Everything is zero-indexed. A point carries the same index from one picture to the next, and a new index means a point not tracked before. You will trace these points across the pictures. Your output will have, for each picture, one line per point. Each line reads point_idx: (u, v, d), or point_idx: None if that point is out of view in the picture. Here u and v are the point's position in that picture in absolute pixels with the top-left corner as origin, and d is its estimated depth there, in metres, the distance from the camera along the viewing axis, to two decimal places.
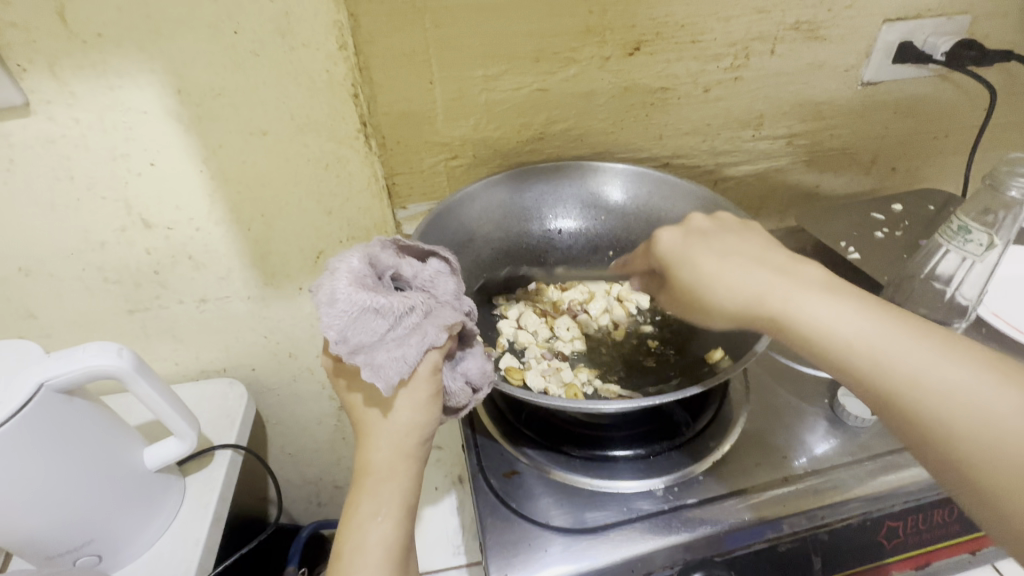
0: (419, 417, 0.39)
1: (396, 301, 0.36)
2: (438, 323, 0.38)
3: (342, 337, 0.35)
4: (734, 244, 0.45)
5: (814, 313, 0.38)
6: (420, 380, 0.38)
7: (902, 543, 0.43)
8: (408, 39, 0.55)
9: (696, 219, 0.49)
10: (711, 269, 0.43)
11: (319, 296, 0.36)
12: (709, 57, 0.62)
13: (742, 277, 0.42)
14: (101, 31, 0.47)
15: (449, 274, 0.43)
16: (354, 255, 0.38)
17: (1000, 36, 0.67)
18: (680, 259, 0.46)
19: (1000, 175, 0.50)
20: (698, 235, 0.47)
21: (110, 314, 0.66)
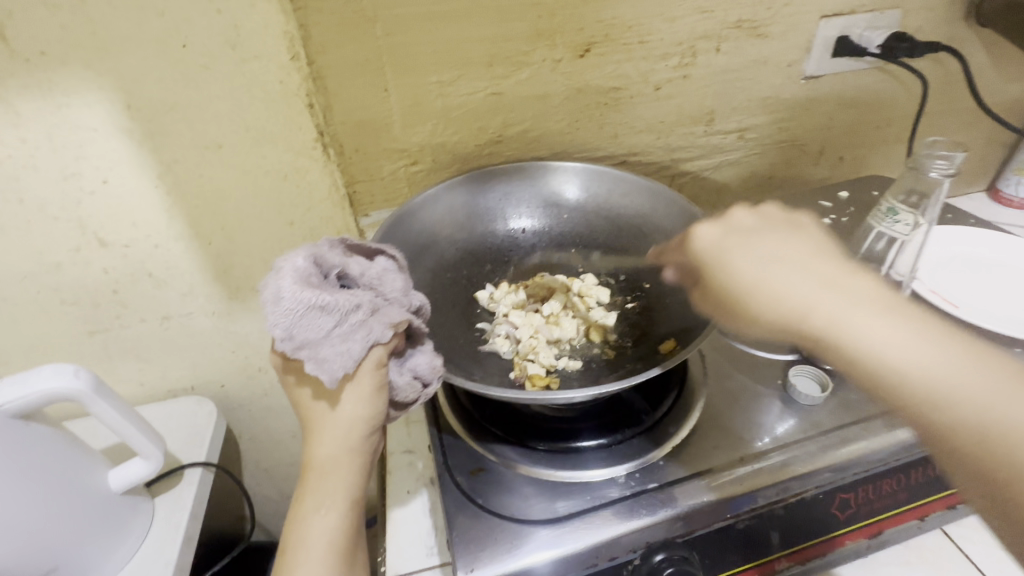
0: (364, 411, 0.39)
1: (341, 299, 0.37)
2: (383, 320, 0.39)
3: (288, 334, 0.36)
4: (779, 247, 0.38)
5: (781, 283, 0.36)
6: (365, 375, 0.39)
7: (853, 514, 0.45)
8: (360, 48, 0.55)
9: (739, 215, 0.42)
10: (749, 269, 0.38)
11: (266, 295, 0.37)
12: (657, 57, 0.64)
13: (785, 282, 0.36)
14: (44, 49, 0.46)
15: (397, 272, 0.44)
16: (299, 254, 0.39)
17: (931, 29, 0.71)
18: (716, 258, 0.40)
19: (921, 160, 0.52)
20: (739, 233, 0.41)
21: (69, 337, 0.64)
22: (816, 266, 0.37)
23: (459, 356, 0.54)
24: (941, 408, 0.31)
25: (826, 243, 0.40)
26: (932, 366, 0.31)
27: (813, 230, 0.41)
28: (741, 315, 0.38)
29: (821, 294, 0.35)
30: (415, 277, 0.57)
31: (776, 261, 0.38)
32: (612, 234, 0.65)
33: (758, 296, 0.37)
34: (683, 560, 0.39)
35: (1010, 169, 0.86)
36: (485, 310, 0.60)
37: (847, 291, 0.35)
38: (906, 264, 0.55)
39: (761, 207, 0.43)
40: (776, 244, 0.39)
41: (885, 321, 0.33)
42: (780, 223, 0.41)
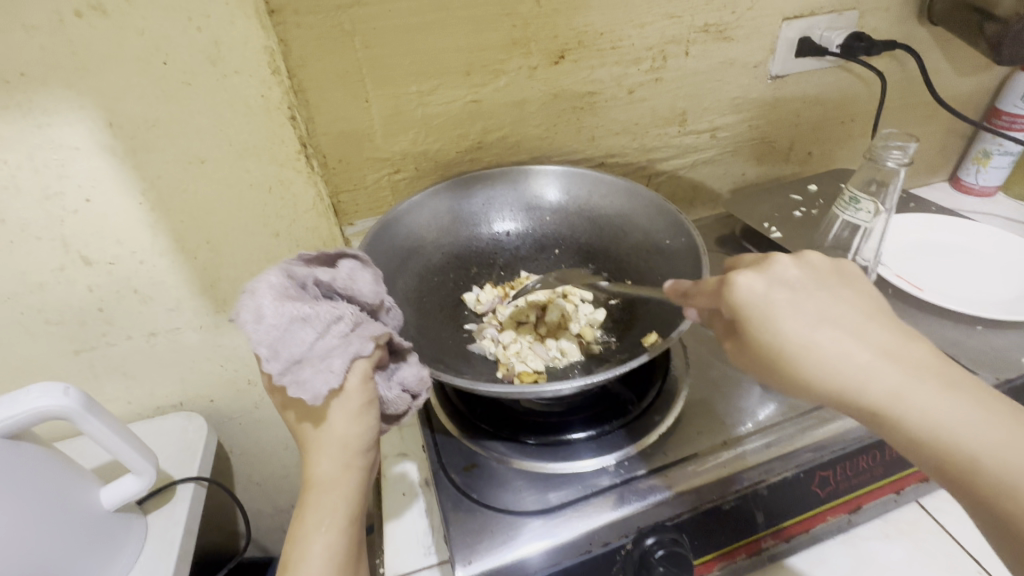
0: (356, 429, 0.40)
1: (323, 311, 0.39)
2: (364, 335, 0.41)
3: (273, 354, 0.37)
4: (830, 307, 0.36)
5: (835, 351, 0.34)
6: (353, 392, 0.40)
7: (833, 491, 0.47)
8: (340, 61, 0.56)
9: (781, 263, 0.38)
10: (798, 332, 0.35)
11: (244, 315, 0.38)
12: (629, 61, 0.66)
13: (839, 352, 0.34)
14: (23, 70, 0.46)
15: (362, 270, 0.46)
16: (273, 274, 0.40)
17: (886, 29, 0.74)
18: (763, 313, 0.36)
19: (877, 149, 0.54)
20: (786, 284, 0.37)
21: (54, 357, 0.64)
22: (871, 331, 0.35)
23: (449, 356, 0.55)
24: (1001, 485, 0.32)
25: (873, 300, 0.38)
26: (995, 443, 0.32)
27: (860, 283, 0.38)
28: (790, 377, 0.35)
29: (883, 367, 0.34)
30: (402, 283, 0.58)
31: (827, 323, 0.35)
32: (594, 233, 0.67)
33: (811, 357, 0.35)
34: (673, 542, 0.41)
35: (969, 159, 0.90)
36: (472, 312, 0.62)
37: (907, 364, 0.34)
38: (871, 249, 0.58)
39: (806, 255, 0.39)
40: (824, 301, 0.36)
41: (948, 399, 0.33)
42: (826, 273, 0.38)
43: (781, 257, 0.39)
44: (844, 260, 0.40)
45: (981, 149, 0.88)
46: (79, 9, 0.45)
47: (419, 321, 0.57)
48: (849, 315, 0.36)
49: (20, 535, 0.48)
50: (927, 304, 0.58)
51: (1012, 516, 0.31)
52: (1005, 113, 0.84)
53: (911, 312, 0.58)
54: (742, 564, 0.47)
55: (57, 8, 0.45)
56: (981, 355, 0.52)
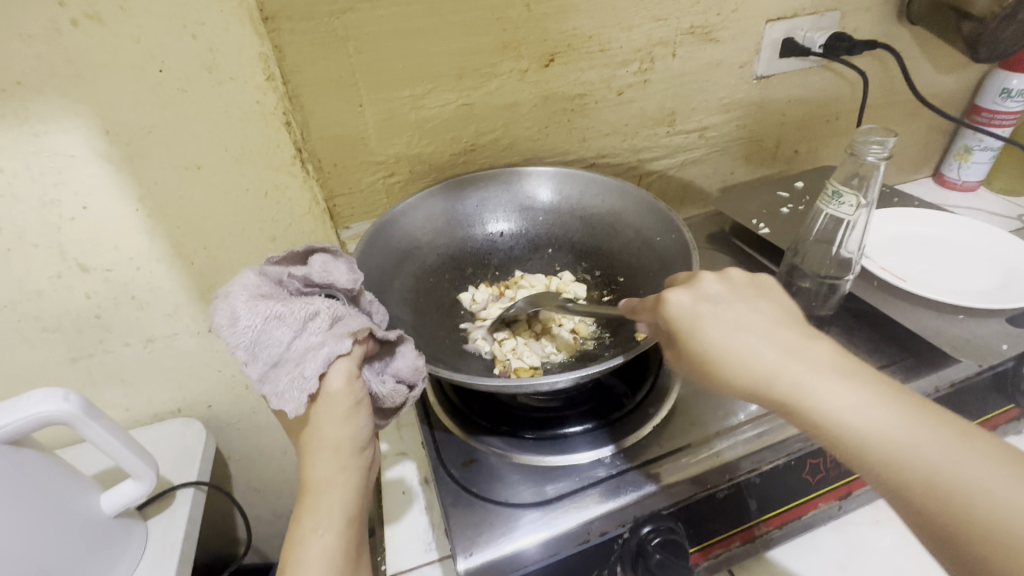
0: (345, 431, 0.42)
1: (297, 308, 0.41)
2: (340, 331, 0.41)
3: (252, 357, 0.39)
4: (746, 315, 0.39)
5: (748, 352, 0.37)
6: (337, 394, 0.41)
7: (823, 477, 0.48)
8: (334, 66, 0.57)
9: (707, 279, 0.42)
10: (719, 337, 0.38)
11: (220, 319, 0.40)
12: (618, 63, 0.68)
13: (754, 354, 0.37)
14: (20, 79, 0.47)
15: (334, 260, 0.48)
16: (246, 275, 0.43)
17: (867, 29, 0.76)
18: (691, 323, 0.39)
19: (858, 144, 0.55)
20: (708, 298, 0.40)
21: (50, 365, 0.64)
22: (782, 335, 0.38)
23: (446, 355, 0.56)
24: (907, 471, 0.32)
25: (788, 309, 0.41)
26: (895, 429, 0.33)
27: (776, 295, 0.42)
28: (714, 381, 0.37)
29: (791, 364, 0.36)
30: (398, 284, 0.59)
31: (743, 330, 0.38)
32: (587, 232, 0.68)
33: (730, 361, 0.37)
34: (669, 530, 0.42)
35: (951, 155, 0.92)
36: (467, 312, 0.63)
37: (814, 360, 0.36)
38: (854, 243, 0.60)
39: (728, 271, 0.43)
40: (741, 309, 0.39)
41: (852, 389, 0.34)
42: (744, 287, 0.41)
43: (707, 275, 0.43)
44: (764, 275, 0.43)
45: (963, 145, 0.90)
46: (75, 17, 0.46)
47: (416, 321, 0.57)
48: (763, 321, 0.38)
49: (27, 541, 0.48)
50: (912, 296, 0.60)
51: (921, 502, 0.32)
52: (984, 110, 0.86)
53: (896, 304, 0.59)
54: (736, 551, 0.47)
55: (53, 17, 0.45)
56: (963, 343, 0.53)
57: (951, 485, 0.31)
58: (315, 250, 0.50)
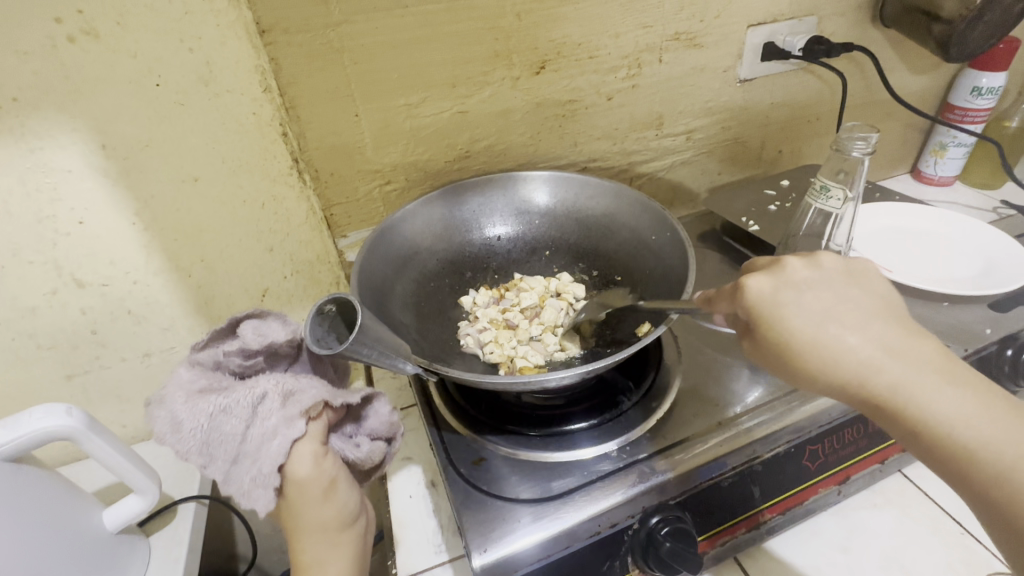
0: (330, 509, 0.42)
1: (240, 396, 0.40)
2: (292, 412, 0.40)
3: (209, 459, 0.40)
4: (838, 305, 0.36)
5: (840, 347, 0.35)
6: (308, 481, 0.40)
7: (822, 463, 0.50)
8: (330, 77, 0.58)
9: (793, 264, 0.38)
10: (806, 330, 0.36)
11: (163, 428, 0.40)
12: (606, 70, 0.70)
13: (845, 348, 0.35)
14: (16, 95, 0.47)
15: (264, 322, 0.46)
16: (180, 374, 0.42)
17: (843, 33, 0.79)
18: (773, 313, 0.37)
19: (842, 141, 0.57)
20: (795, 286, 0.37)
21: (45, 383, 0.64)
22: (875, 327, 0.36)
23: (449, 358, 0.57)
24: (1005, 488, 0.31)
25: (886, 298, 0.38)
26: (1000, 440, 0.32)
27: (873, 280, 0.38)
28: (800, 373, 0.36)
29: (884, 363, 0.35)
30: (400, 289, 0.60)
31: (833, 321, 0.36)
32: (583, 234, 0.69)
33: (817, 356, 0.35)
34: (677, 519, 0.43)
35: (927, 152, 0.96)
36: (468, 315, 0.64)
37: (913, 361, 0.35)
38: (842, 235, 0.63)
39: (818, 255, 0.39)
40: (832, 299, 0.37)
41: (949, 393, 0.34)
42: (838, 273, 0.38)
43: (792, 259, 0.39)
44: (856, 257, 0.40)
45: (938, 141, 0.94)
46: (72, 34, 0.46)
47: (419, 325, 0.59)
48: (850, 308, 0.36)
49: (31, 557, 0.48)
50: (898, 285, 0.62)
51: (1013, 518, 0.31)
52: (957, 107, 0.89)
53: None
54: (742, 538, 0.49)
55: (50, 34, 0.46)
56: (950, 330, 0.55)
57: None
58: (239, 318, 0.47)
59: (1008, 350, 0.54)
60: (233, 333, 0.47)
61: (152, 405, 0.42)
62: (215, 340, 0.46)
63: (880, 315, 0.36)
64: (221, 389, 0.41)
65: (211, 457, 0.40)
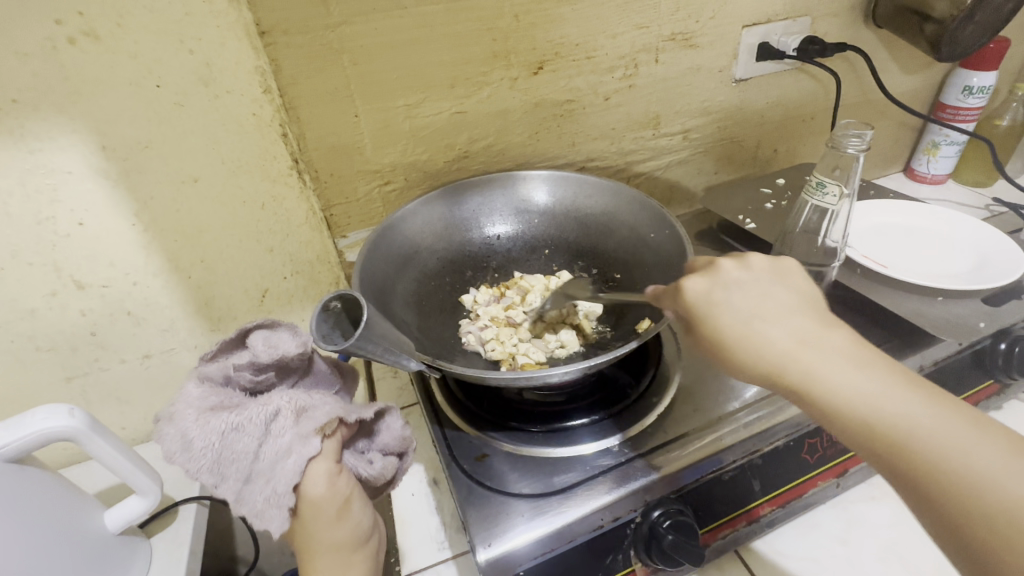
0: (344, 529, 0.43)
1: (253, 413, 0.41)
2: (307, 429, 0.41)
3: (221, 477, 0.41)
4: (765, 300, 0.38)
5: (763, 339, 0.37)
6: (322, 499, 0.41)
7: (821, 456, 0.50)
8: (329, 78, 0.58)
9: (726, 265, 0.40)
10: (735, 325, 0.38)
11: (174, 446, 0.41)
12: (604, 70, 0.70)
13: (769, 339, 0.37)
14: (16, 96, 0.47)
15: (273, 333, 0.47)
16: (189, 390, 0.43)
17: (836, 33, 0.80)
18: (706, 311, 0.39)
19: (838, 138, 0.58)
20: (726, 285, 0.39)
21: (44, 385, 0.63)
22: (797, 320, 0.37)
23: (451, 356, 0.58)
24: (913, 461, 0.31)
25: (809, 294, 0.39)
26: (916, 418, 0.32)
27: (799, 279, 0.40)
28: (728, 365, 0.38)
29: (801, 352, 0.36)
30: (401, 288, 0.61)
31: (759, 318, 0.37)
32: (582, 233, 0.70)
33: (745, 349, 0.37)
34: (678, 512, 0.44)
35: (920, 150, 0.97)
36: (468, 313, 0.64)
37: (827, 348, 0.35)
38: (839, 232, 0.64)
39: (748, 255, 0.41)
40: (758, 297, 0.38)
41: (862, 377, 0.34)
42: (766, 272, 0.40)
43: (727, 260, 0.41)
44: (783, 256, 0.41)
45: (931, 140, 0.95)
46: (72, 35, 0.46)
47: (421, 323, 0.59)
48: (776, 305, 0.38)
49: (33, 559, 0.48)
50: (893, 281, 0.63)
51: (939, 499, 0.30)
52: (949, 106, 0.91)
53: (880, 289, 0.62)
54: (742, 531, 0.50)
55: (50, 35, 0.46)
56: (946, 324, 0.56)
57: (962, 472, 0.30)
58: (248, 328, 0.48)
59: (1000, 343, 0.56)
60: (242, 343, 0.48)
61: (161, 422, 0.43)
62: (225, 351, 0.47)
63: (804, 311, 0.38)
64: (232, 407, 0.42)
65: (223, 476, 0.41)
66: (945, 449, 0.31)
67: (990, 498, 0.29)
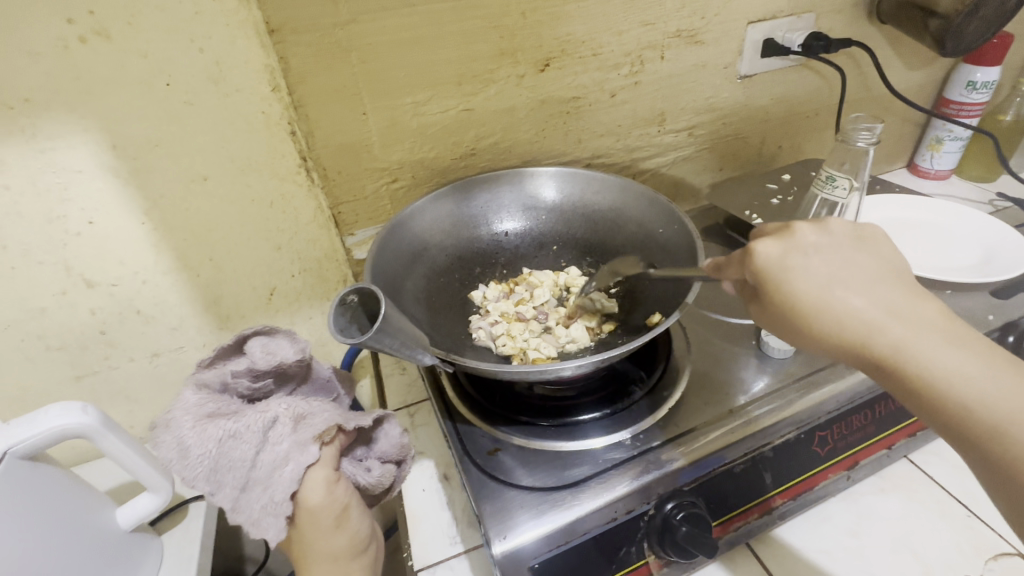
0: (340, 538, 0.43)
1: (250, 421, 0.42)
2: (305, 437, 0.42)
3: (216, 485, 0.41)
4: (845, 268, 0.38)
5: (844, 308, 0.37)
6: (319, 508, 0.42)
7: (832, 449, 0.50)
8: (337, 75, 0.58)
9: (803, 231, 0.40)
10: (814, 292, 0.38)
11: (171, 453, 0.42)
12: (610, 67, 0.70)
13: (849, 307, 0.37)
14: (27, 95, 0.47)
15: (271, 339, 0.50)
16: (185, 396, 0.45)
17: (840, 29, 0.80)
18: (780, 277, 0.39)
19: (847, 131, 0.59)
20: (802, 249, 0.39)
21: (54, 384, 0.64)
22: (878, 290, 0.37)
23: (461, 352, 0.58)
24: (997, 437, 0.33)
25: (892, 262, 0.39)
26: (997, 396, 0.33)
27: (877, 243, 0.40)
28: (805, 331, 0.38)
29: (887, 323, 0.36)
30: (411, 285, 0.61)
31: (838, 285, 0.38)
32: (589, 229, 0.70)
33: (825, 318, 0.37)
34: (691, 504, 0.44)
35: (924, 146, 0.97)
36: (478, 309, 0.64)
37: (917, 322, 0.36)
38: None
39: (826, 221, 0.40)
40: (838, 265, 0.38)
41: (948, 351, 0.35)
42: (844, 238, 0.40)
43: (801, 224, 0.40)
44: (863, 223, 0.41)
45: (934, 136, 0.95)
46: (83, 34, 0.47)
47: (430, 319, 0.60)
48: (854, 271, 0.38)
49: (46, 555, 0.48)
50: (901, 275, 0.63)
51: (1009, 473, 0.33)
52: (953, 102, 0.91)
53: None
54: (754, 524, 0.50)
55: (62, 34, 0.46)
56: None
57: None
58: (246, 335, 0.50)
59: (1009, 336, 0.55)
60: (238, 350, 0.50)
61: (157, 428, 0.44)
62: (221, 358, 0.49)
63: (883, 279, 0.38)
64: (229, 414, 0.44)
65: (220, 484, 0.42)
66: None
67: None
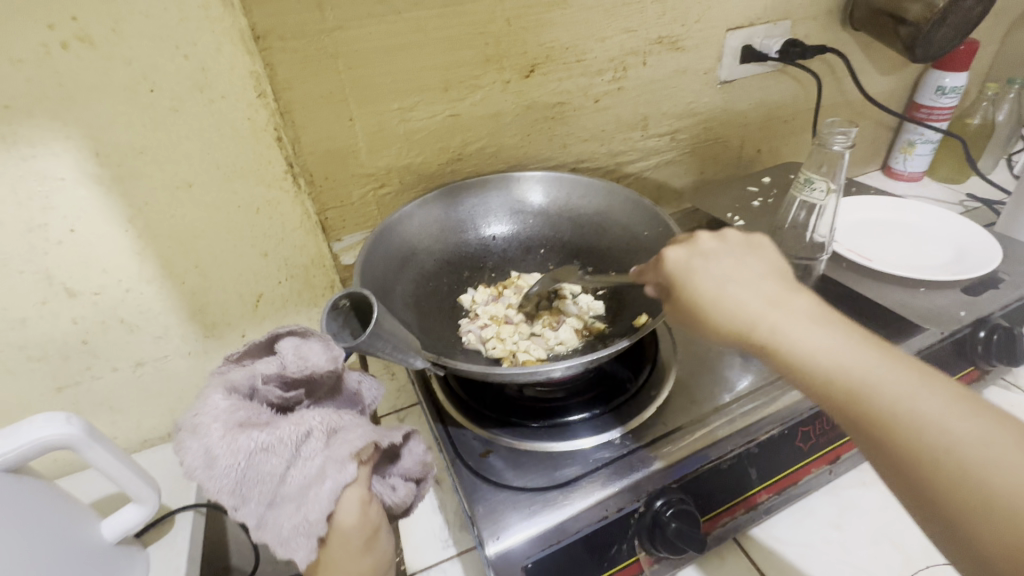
0: (367, 562, 0.40)
1: (284, 433, 0.38)
2: (341, 454, 0.39)
3: (240, 502, 0.38)
4: (738, 268, 0.42)
5: (734, 300, 0.40)
6: (354, 529, 0.39)
7: (814, 443, 0.52)
8: (324, 83, 0.59)
9: (703, 236, 0.45)
10: (710, 287, 0.41)
11: (192, 464, 0.38)
12: (593, 72, 0.72)
13: (737, 298, 0.40)
14: (7, 102, 0.47)
15: (305, 341, 0.44)
16: (212, 399, 0.39)
17: (815, 35, 0.83)
18: (685, 277, 0.43)
19: (824, 135, 0.60)
20: (703, 254, 0.44)
21: (34, 396, 0.62)
22: (766, 285, 0.41)
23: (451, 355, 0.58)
24: (858, 401, 0.34)
25: (778, 265, 0.43)
26: (865, 368, 0.34)
27: (771, 252, 0.44)
28: (701, 326, 0.41)
29: (768, 311, 0.39)
30: (401, 289, 0.61)
31: (732, 281, 0.41)
32: (576, 232, 0.71)
33: (718, 309, 0.40)
34: (680, 500, 0.45)
35: (897, 149, 1.00)
36: (467, 313, 0.65)
37: (790, 309, 0.38)
38: (825, 227, 0.67)
39: (725, 231, 0.46)
40: (732, 265, 0.42)
41: (820, 332, 0.37)
42: (740, 245, 0.44)
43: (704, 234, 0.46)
44: (758, 233, 0.46)
45: (906, 139, 0.98)
46: (64, 40, 0.46)
47: (421, 324, 0.60)
48: (748, 271, 0.42)
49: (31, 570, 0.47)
50: (878, 273, 0.65)
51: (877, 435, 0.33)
52: (923, 106, 0.94)
53: (863, 281, 0.64)
54: (741, 518, 0.51)
55: (43, 40, 0.46)
56: (927, 313, 0.58)
57: (905, 410, 0.32)
58: (279, 332, 0.45)
59: (980, 331, 0.58)
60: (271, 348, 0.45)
61: (181, 431, 0.40)
62: (253, 354, 0.45)
63: (772, 278, 0.41)
64: (263, 425, 0.39)
65: (243, 500, 0.38)
66: (892, 395, 0.33)
67: (935, 438, 0.31)
